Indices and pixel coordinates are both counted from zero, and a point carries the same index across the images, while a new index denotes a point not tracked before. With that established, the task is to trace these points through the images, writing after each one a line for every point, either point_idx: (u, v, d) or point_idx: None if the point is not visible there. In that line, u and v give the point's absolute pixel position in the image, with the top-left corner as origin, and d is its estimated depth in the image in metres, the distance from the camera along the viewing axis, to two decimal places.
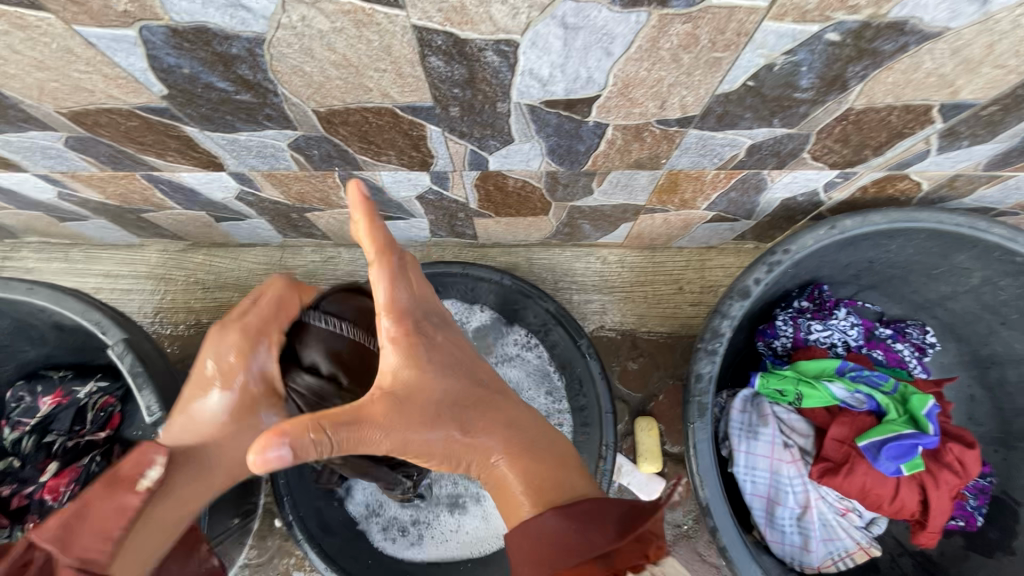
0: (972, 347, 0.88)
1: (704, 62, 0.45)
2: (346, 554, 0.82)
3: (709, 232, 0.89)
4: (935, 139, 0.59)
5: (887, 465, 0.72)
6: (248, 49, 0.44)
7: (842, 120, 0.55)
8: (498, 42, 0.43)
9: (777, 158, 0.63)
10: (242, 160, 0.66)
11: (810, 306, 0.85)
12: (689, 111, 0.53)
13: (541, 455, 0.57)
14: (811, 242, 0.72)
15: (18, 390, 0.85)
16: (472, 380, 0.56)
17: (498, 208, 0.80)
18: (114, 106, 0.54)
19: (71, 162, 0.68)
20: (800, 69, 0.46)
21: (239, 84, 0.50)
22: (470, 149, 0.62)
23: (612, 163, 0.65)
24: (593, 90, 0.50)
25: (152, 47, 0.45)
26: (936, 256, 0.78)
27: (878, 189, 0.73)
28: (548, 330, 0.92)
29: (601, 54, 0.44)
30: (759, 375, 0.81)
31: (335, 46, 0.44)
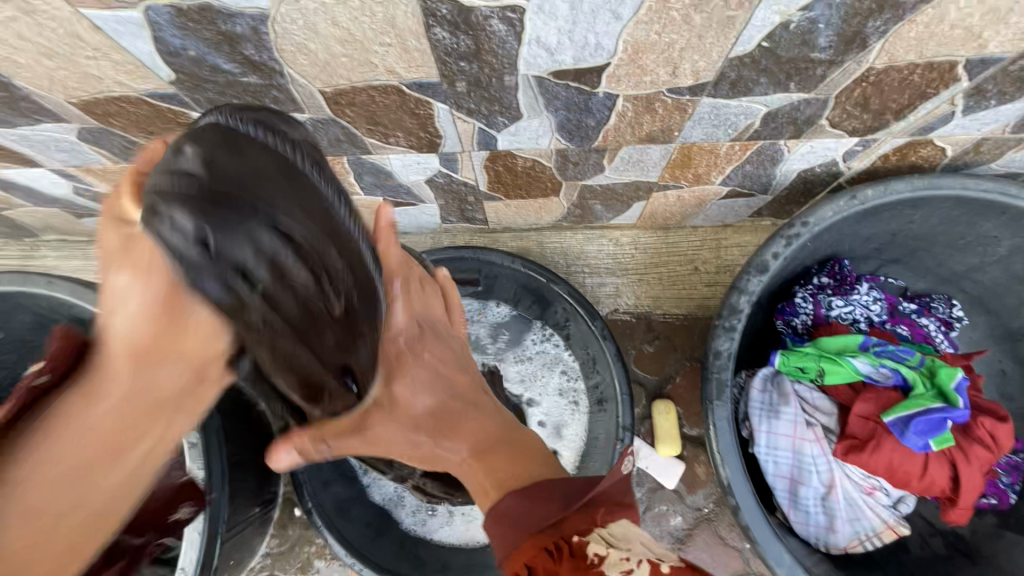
0: (1001, 320, 0.85)
1: (716, 22, 0.44)
2: (365, 541, 0.82)
3: (724, 209, 0.87)
4: (961, 99, 0.56)
5: (915, 440, 0.70)
6: (253, 26, 0.44)
7: (862, 82, 0.53)
8: (504, 9, 0.42)
9: (794, 126, 0.62)
10: None
11: (830, 282, 0.82)
12: (702, 77, 0.52)
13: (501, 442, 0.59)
14: (830, 214, 0.70)
15: None
16: (458, 379, 0.62)
17: (508, 190, 0.79)
18: (124, 94, 0.55)
19: (85, 156, 0.69)
20: (817, 26, 0.45)
21: (245, 65, 0.49)
22: (479, 127, 0.61)
23: (624, 138, 0.64)
24: (602, 58, 0.48)
25: (158, 29, 0.45)
26: (962, 225, 0.75)
27: (900, 157, 0.70)
28: (563, 319, 0.90)
29: (609, 17, 0.43)
30: (779, 353, 0.79)
31: (339, 20, 0.44)
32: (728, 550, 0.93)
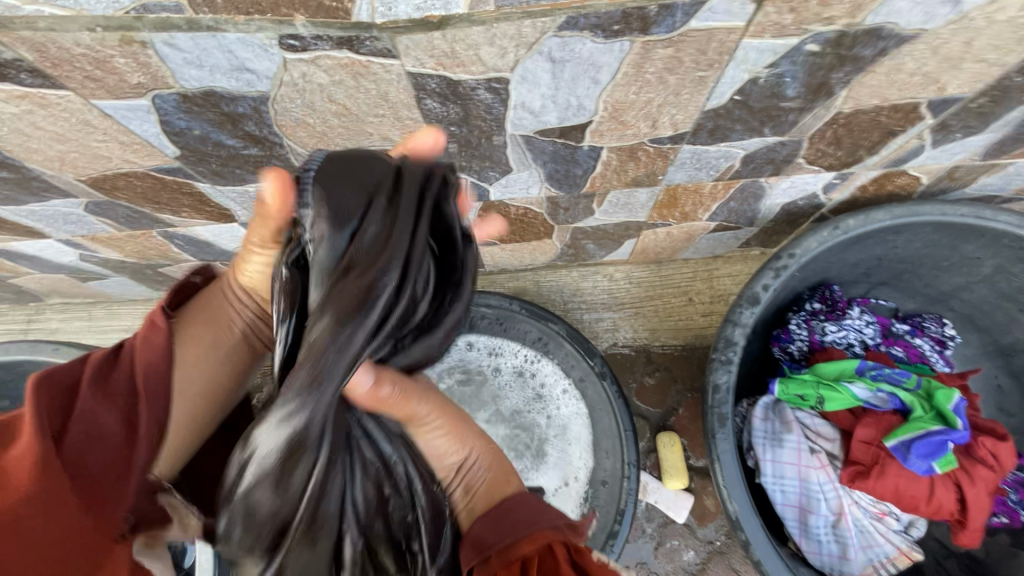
0: (993, 336, 0.87)
1: (689, 81, 0.47)
2: None
3: (713, 241, 0.89)
4: (928, 134, 0.59)
5: (918, 464, 0.70)
6: (254, 107, 0.47)
7: (832, 124, 0.56)
8: (489, 81, 0.45)
9: (773, 165, 0.64)
10: (252, 211, 0.69)
11: (823, 308, 0.84)
12: (680, 128, 0.55)
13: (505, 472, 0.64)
14: (815, 245, 0.72)
15: None
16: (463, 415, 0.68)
17: (502, 235, 0.82)
18: (130, 170, 0.57)
19: (91, 226, 0.71)
20: (784, 80, 0.48)
21: (246, 139, 0.52)
22: (471, 181, 0.64)
23: (611, 184, 0.67)
24: (585, 117, 0.51)
25: (164, 113, 0.47)
26: (944, 247, 0.78)
27: (878, 187, 0.73)
28: (544, 342, 0.92)
29: (589, 82, 0.46)
30: (777, 381, 0.80)
31: (336, 97, 0.46)
32: None
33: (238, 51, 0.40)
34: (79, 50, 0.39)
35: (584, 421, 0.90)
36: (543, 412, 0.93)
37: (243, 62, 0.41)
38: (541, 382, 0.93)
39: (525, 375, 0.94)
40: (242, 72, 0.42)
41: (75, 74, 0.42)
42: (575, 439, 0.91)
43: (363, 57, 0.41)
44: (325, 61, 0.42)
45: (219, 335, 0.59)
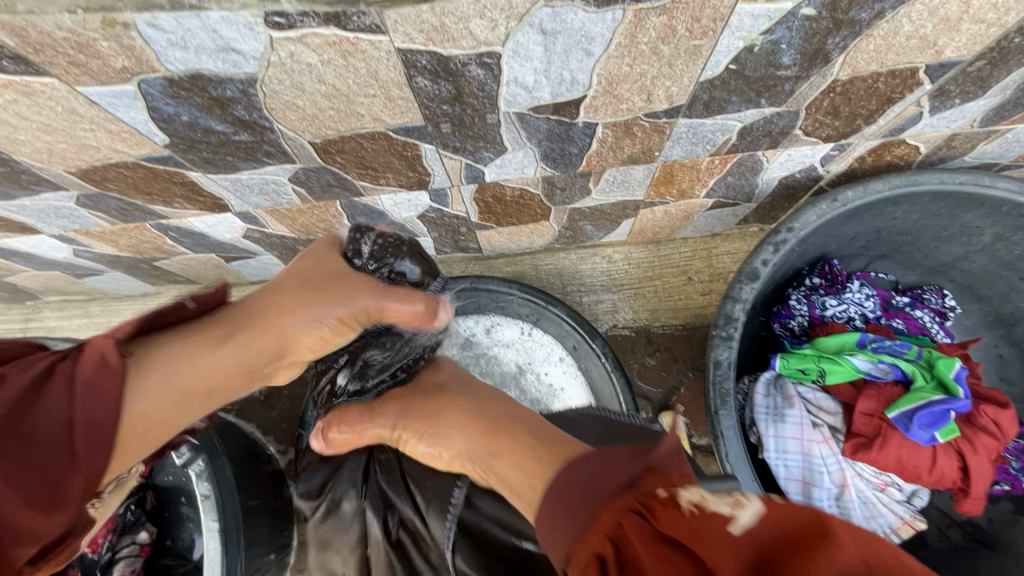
0: (993, 306, 0.87)
1: (684, 51, 0.46)
2: None
3: (711, 219, 0.89)
4: (926, 101, 0.59)
5: (920, 434, 0.70)
6: (242, 90, 0.46)
7: (829, 92, 0.55)
8: (481, 56, 0.44)
9: (770, 137, 0.64)
10: (245, 199, 0.68)
11: (822, 282, 0.84)
12: (676, 101, 0.54)
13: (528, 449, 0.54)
14: (814, 218, 0.71)
15: None
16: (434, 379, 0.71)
17: (499, 218, 0.81)
18: (120, 160, 0.56)
19: (84, 220, 0.71)
20: (780, 48, 0.47)
21: (237, 125, 0.51)
22: (466, 162, 0.63)
23: (607, 162, 0.66)
24: (579, 91, 0.50)
25: (151, 98, 0.46)
26: (944, 218, 0.77)
27: (876, 158, 0.72)
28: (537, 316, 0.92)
29: (582, 54, 0.45)
30: (779, 357, 0.80)
31: (325, 77, 0.45)
32: None
33: (222, 31, 0.39)
34: (61, 34, 0.38)
35: (582, 386, 0.91)
36: (535, 378, 0.92)
37: (228, 42, 0.40)
38: (533, 350, 0.93)
39: (519, 346, 0.93)
40: (227, 52, 0.41)
41: (58, 60, 0.41)
42: (573, 400, 0.91)
43: (351, 34, 0.41)
44: (313, 40, 0.41)
45: (196, 355, 0.53)
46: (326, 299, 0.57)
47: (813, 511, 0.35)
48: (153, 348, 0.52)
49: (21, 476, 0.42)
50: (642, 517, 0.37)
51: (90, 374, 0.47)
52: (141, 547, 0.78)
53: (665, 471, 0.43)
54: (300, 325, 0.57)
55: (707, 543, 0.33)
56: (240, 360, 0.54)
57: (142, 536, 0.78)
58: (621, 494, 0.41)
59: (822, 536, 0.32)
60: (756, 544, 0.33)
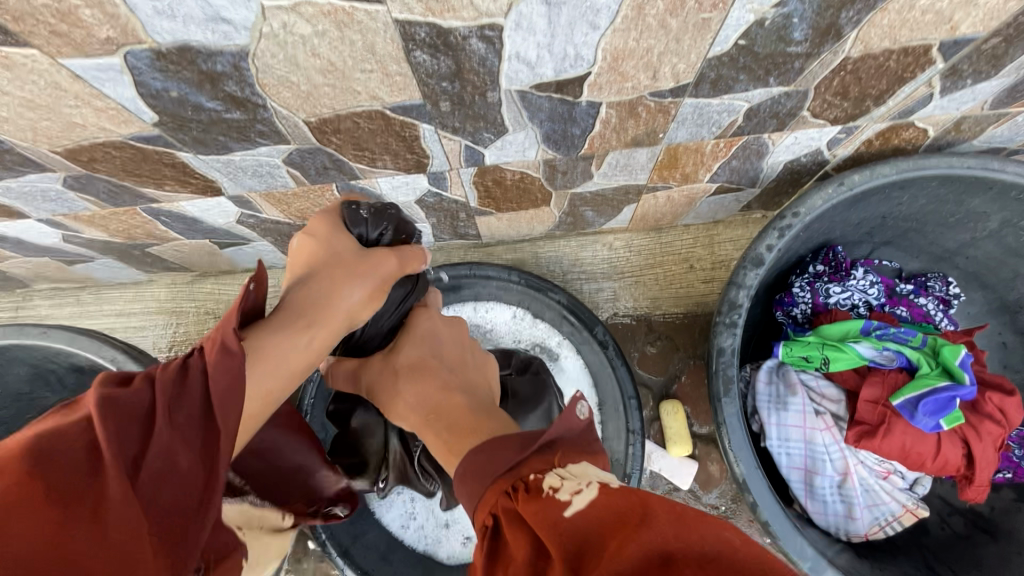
0: (997, 293, 0.86)
1: (692, 25, 0.45)
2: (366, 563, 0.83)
3: (714, 205, 0.87)
4: (938, 81, 0.57)
5: (925, 421, 0.69)
6: (233, 64, 0.44)
7: (840, 71, 0.54)
8: (482, 28, 0.43)
9: (777, 119, 0.62)
10: (238, 182, 0.66)
11: (826, 269, 0.83)
12: (682, 79, 0.52)
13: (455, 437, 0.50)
14: (820, 202, 0.70)
15: None
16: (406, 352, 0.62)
17: (499, 203, 0.79)
18: (108, 139, 0.54)
19: (72, 204, 0.69)
20: (792, 22, 0.46)
21: (228, 102, 0.49)
22: (465, 144, 0.61)
23: (610, 144, 0.65)
24: (583, 68, 0.49)
25: (138, 73, 0.44)
26: (951, 203, 0.76)
27: (884, 141, 0.71)
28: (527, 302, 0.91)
29: (587, 27, 0.44)
30: (781, 344, 0.79)
31: (320, 51, 0.44)
32: None
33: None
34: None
35: (580, 370, 0.90)
36: None
37: (217, 11, 0.38)
38: (527, 336, 0.92)
39: (514, 332, 0.92)
40: (217, 22, 0.39)
41: (39, 29, 0.39)
42: (571, 383, 0.90)
43: (347, 4, 0.39)
44: (307, 9, 0.39)
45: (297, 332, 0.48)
46: (366, 274, 0.54)
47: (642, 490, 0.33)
48: (264, 336, 0.47)
49: (177, 462, 0.36)
50: (509, 502, 0.35)
51: (221, 358, 0.39)
52: None
53: (566, 453, 0.39)
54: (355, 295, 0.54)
55: (541, 525, 0.32)
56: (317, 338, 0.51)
57: None
58: (498, 479, 0.38)
59: (638, 518, 0.31)
60: (585, 526, 0.31)
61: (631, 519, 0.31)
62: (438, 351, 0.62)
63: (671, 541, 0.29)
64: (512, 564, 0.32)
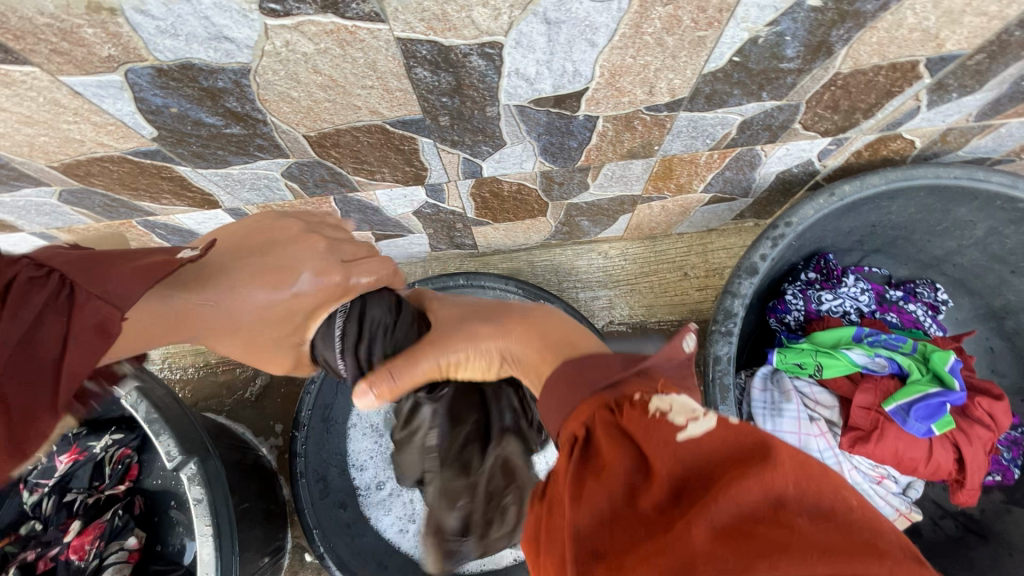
0: (984, 299, 0.88)
1: (688, 43, 0.46)
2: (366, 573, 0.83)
3: (708, 214, 0.88)
4: (925, 95, 0.59)
5: (917, 426, 0.70)
6: (234, 81, 0.44)
7: (831, 86, 0.55)
8: (482, 46, 0.43)
9: (770, 131, 0.63)
10: (236, 195, 0.66)
11: (818, 277, 0.85)
12: (677, 94, 0.53)
13: (553, 352, 0.42)
14: (812, 212, 0.71)
15: (87, 440, 0.79)
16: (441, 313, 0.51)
17: (496, 214, 0.80)
18: (106, 154, 0.54)
19: (67, 217, 0.68)
20: (784, 39, 0.47)
21: (228, 117, 0.49)
22: (464, 157, 0.62)
23: (606, 156, 0.65)
24: (581, 84, 0.50)
25: (139, 89, 0.45)
26: (938, 212, 0.78)
27: (873, 152, 0.73)
28: None
29: (585, 45, 0.44)
30: (775, 351, 0.82)
31: (321, 67, 0.44)
32: None
33: (214, 18, 0.37)
34: (42, 19, 0.37)
35: None
36: None
37: (221, 30, 0.39)
38: None
39: None
40: (220, 41, 0.40)
41: (40, 47, 0.39)
42: None
43: (349, 23, 0.39)
44: (309, 28, 0.39)
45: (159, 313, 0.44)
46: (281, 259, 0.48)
47: (765, 429, 0.29)
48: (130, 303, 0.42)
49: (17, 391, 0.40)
50: (609, 414, 0.32)
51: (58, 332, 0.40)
52: (130, 554, 0.74)
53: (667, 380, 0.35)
54: (307, 281, 0.46)
55: (649, 443, 0.29)
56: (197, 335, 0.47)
57: (131, 542, 0.74)
58: (597, 394, 0.34)
59: (759, 454, 0.27)
60: (696, 455, 0.28)
61: (744, 446, 0.28)
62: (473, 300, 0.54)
63: (791, 487, 0.25)
64: (604, 473, 0.29)
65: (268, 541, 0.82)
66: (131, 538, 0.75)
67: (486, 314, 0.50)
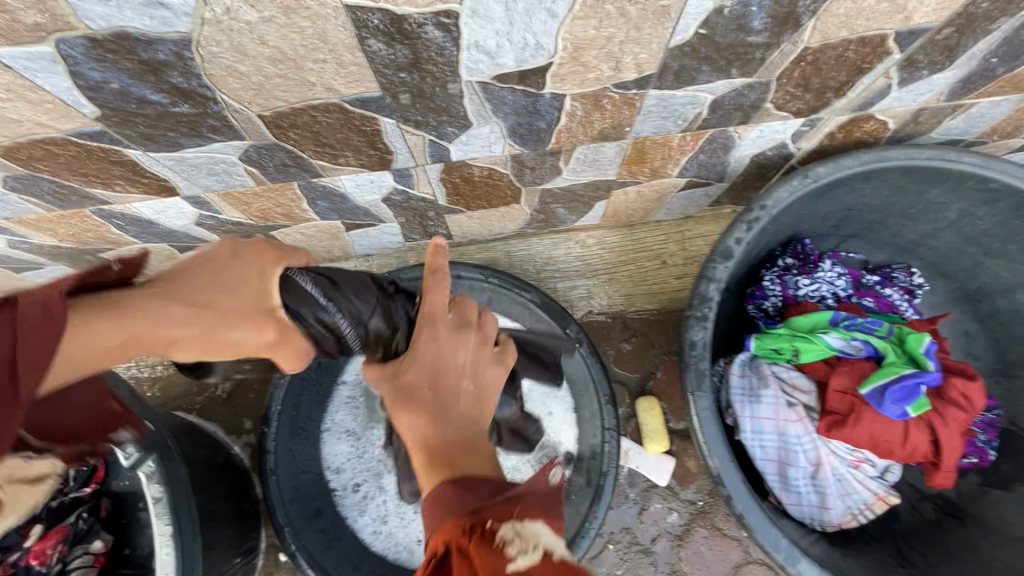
0: (959, 283, 0.88)
1: (652, 13, 0.44)
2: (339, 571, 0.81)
3: (685, 200, 0.87)
4: (895, 72, 0.58)
5: (893, 409, 0.70)
6: (176, 52, 0.42)
7: (800, 62, 0.54)
8: (437, 15, 0.41)
9: (741, 111, 0.62)
10: (194, 182, 0.64)
11: (795, 262, 0.83)
12: (645, 70, 0.52)
13: (459, 438, 0.42)
14: (786, 195, 0.70)
15: None
16: (407, 372, 0.46)
17: (468, 201, 0.78)
18: (47, 135, 0.51)
19: (14, 206, 0.65)
20: (750, 10, 0.45)
21: (174, 94, 0.47)
22: (430, 139, 0.60)
23: (577, 138, 0.64)
24: (544, 58, 0.48)
25: (73, 62, 0.42)
26: (912, 195, 0.77)
27: (846, 134, 0.72)
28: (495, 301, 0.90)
29: (545, 15, 0.43)
30: (753, 337, 0.80)
31: (267, 39, 0.42)
32: (727, 540, 0.92)
33: None
34: None
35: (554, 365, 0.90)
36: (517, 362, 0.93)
37: None
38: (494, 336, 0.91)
39: None
40: (155, 7, 0.37)
41: None
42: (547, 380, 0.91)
43: None
44: None
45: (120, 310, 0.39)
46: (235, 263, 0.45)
47: None
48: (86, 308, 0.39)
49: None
50: (462, 539, 0.33)
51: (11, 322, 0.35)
52: (96, 558, 0.72)
53: (534, 504, 0.37)
54: (254, 265, 0.45)
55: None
56: (164, 352, 0.42)
57: (95, 546, 0.72)
58: (467, 514, 0.35)
59: None
60: None
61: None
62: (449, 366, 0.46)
63: None
64: None
65: (239, 541, 0.79)
66: (96, 543, 0.72)
67: (403, 400, 0.44)
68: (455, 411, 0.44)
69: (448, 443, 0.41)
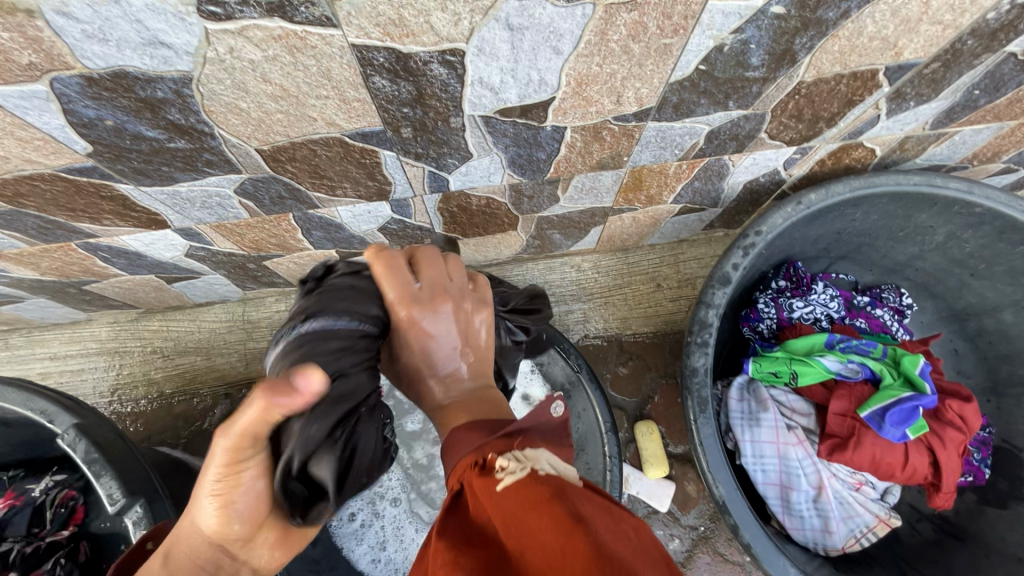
0: (947, 302, 0.90)
1: (654, 51, 0.45)
2: None
3: (679, 225, 0.88)
4: (884, 103, 0.60)
5: (893, 432, 0.71)
6: (175, 90, 0.41)
7: (794, 95, 0.55)
8: (443, 53, 0.41)
9: (736, 140, 0.63)
10: (186, 215, 0.62)
11: (788, 285, 0.85)
12: (645, 104, 0.52)
13: (476, 406, 0.51)
14: (780, 221, 0.71)
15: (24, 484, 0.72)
16: (406, 359, 0.54)
17: (465, 228, 0.78)
18: (35, 171, 0.50)
19: None
20: (749, 47, 0.46)
21: (171, 130, 0.46)
22: (429, 170, 0.60)
23: (576, 168, 0.64)
24: (547, 93, 0.48)
25: (67, 100, 0.41)
26: (900, 218, 0.79)
27: (836, 160, 0.73)
28: None
29: (550, 53, 0.43)
30: (751, 360, 0.80)
31: (271, 77, 0.41)
32: (731, 566, 0.91)
33: (148, 21, 0.34)
34: None
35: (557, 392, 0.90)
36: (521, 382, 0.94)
37: (156, 35, 0.36)
38: None
39: None
40: (155, 46, 0.36)
41: None
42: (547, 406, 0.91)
43: (299, 27, 0.37)
44: (255, 34, 0.37)
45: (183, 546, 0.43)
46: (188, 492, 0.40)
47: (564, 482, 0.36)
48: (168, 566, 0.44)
49: None
50: (467, 477, 0.39)
51: None
52: None
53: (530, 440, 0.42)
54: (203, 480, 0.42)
55: (486, 504, 0.35)
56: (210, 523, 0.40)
57: None
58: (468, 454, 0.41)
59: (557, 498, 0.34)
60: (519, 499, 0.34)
61: (544, 497, 0.34)
62: (437, 347, 0.53)
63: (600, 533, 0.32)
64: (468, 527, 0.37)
65: None
66: None
67: (411, 380, 0.54)
68: (459, 367, 0.54)
69: (460, 406, 0.51)
